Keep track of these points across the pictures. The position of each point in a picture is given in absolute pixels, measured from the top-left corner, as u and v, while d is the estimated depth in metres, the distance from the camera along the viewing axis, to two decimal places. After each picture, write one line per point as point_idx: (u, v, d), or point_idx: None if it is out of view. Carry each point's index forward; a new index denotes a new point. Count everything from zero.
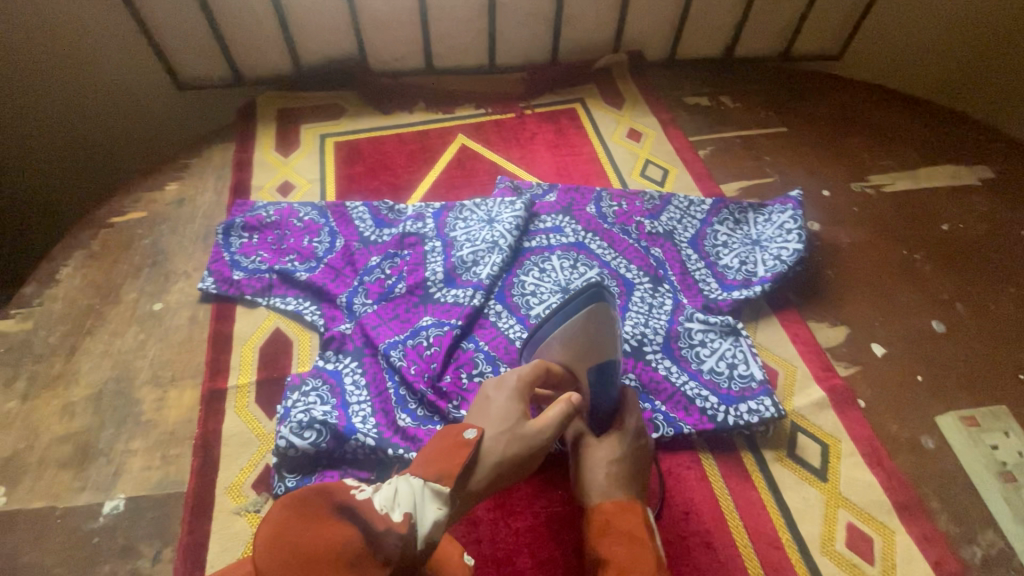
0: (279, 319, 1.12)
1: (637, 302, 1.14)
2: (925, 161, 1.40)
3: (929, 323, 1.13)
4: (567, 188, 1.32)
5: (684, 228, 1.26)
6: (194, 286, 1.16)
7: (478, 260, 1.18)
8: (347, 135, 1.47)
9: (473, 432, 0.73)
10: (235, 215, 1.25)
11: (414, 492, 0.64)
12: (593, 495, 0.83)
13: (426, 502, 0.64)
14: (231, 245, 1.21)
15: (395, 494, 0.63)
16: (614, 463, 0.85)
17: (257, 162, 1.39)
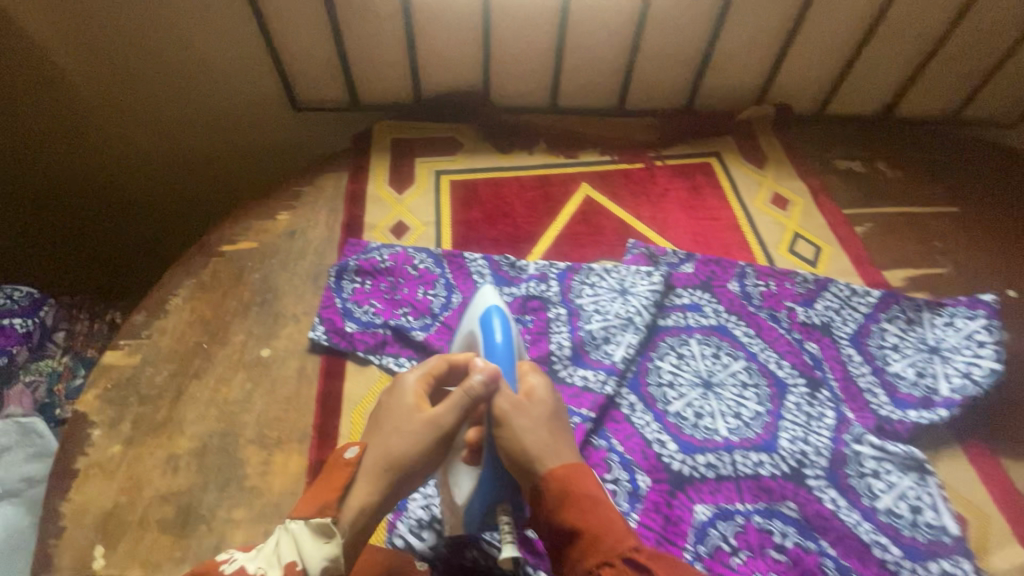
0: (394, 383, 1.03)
1: (793, 410, 0.99)
2: None
3: None
4: (705, 260, 1.19)
5: (844, 321, 1.10)
6: (304, 333, 1.08)
7: (609, 338, 1.06)
8: (464, 173, 1.38)
9: (353, 451, 0.83)
10: (348, 257, 1.19)
11: (285, 540, 0.74)
12: (545, 462, 0.78)
13: (295, 549, 0.73)
14: (343, 289, 1.14)
15: (275, 554, 0.74)
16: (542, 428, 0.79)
17: (371, 196, 1.32)
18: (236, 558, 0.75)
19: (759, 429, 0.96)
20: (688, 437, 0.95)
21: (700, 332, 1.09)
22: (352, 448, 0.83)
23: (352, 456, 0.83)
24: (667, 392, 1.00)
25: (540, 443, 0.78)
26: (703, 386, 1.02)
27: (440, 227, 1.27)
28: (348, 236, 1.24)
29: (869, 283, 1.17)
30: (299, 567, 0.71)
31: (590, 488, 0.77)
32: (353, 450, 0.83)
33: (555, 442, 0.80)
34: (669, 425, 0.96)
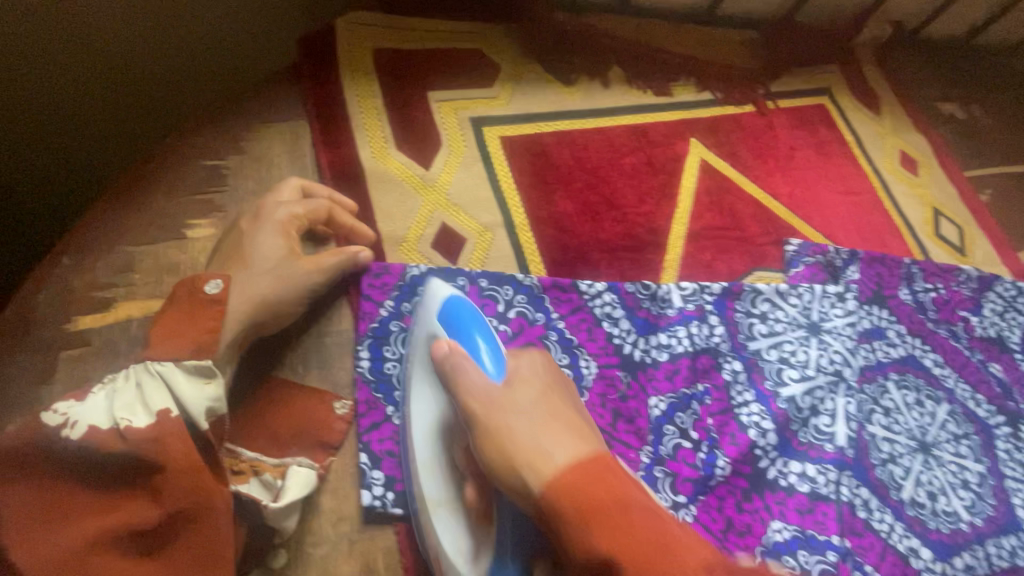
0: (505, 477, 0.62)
1: (1008, 464, 0.80)
2: None
3: None
4: (872, 258, 0.88)
5: (1015, 330, 0.92)
6: (341, 493, 0.57)
7: (817, 406, 0.73)
8: (518, 124, 0.82)
9: (215, 285, 0.54)
10: (381, 312, 0.64)
11: (152, 383, 0.48)
12: (537, 478, 0.46)
13: (168, 392, 0.48)
14: (392, 384, 0.61)
15: (137, 394, 0.47)
16: (523, 448, 0.47)
17: (375, 176, 0.71)
18: (65, 411, 0.45)
19: (992, 500, 0.77)
20: (936, 535, 0.72)
21: (895, 370, 0.82)
22: (214, 280, 0.54)
23: (217, 294, 0.54)
24: (894, 472, 0.74)
25: (536, 439, 0.48)
26: (921, 451, 0.77)
27: (517, 230, 0.74)
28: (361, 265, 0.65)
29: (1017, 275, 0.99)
30: (178, 414, 0.47)
31: (616, 489, 0.44)
32: (217, 283, 0.54)
33: (549, 436, 0.48)
34: (913, 525, 0.71)
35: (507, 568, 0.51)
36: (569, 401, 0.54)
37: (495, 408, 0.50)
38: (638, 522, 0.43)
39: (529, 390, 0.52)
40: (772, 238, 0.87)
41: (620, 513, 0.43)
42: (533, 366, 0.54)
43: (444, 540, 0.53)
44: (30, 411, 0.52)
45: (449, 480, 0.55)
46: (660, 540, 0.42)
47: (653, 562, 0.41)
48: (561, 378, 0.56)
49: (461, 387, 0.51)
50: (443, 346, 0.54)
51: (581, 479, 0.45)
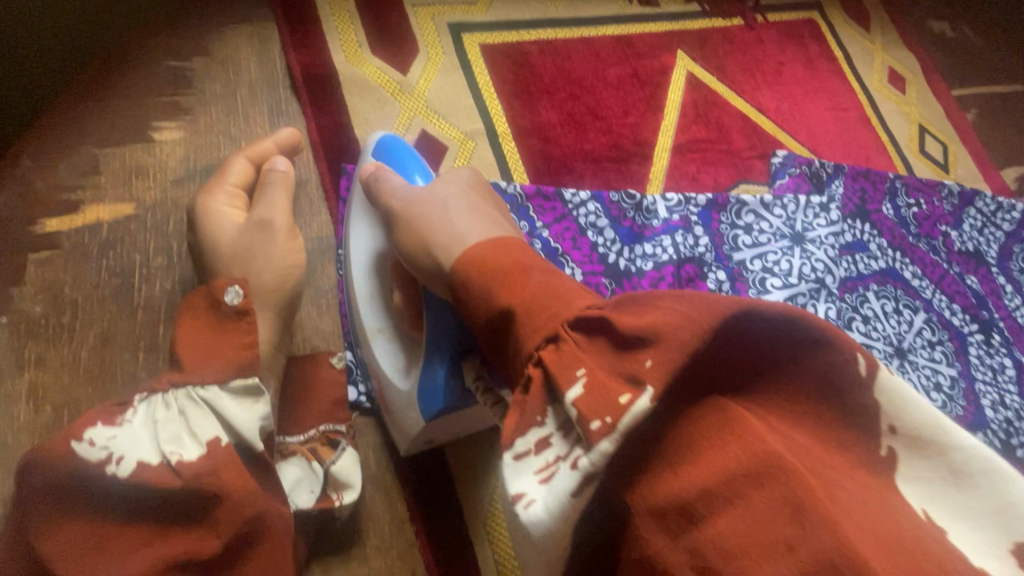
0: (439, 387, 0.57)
1: (979, 367, 0.83)
2: None
3: None
4: (856, 173, 0.88)
5: (992, 244, 0.93)
6: (327, 393, 0.57)
7: (799, 312, 0.74)
8: (499, 31, 0.78)
9: (236, 294, 0.49)
10: None
11: (198, 410, 0.45)
12: (438, 244, 0.47)
13: (216, 418, 0.45)
14: None
15: (183, 422, 0.44)
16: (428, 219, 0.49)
17: (350, 81, 0.68)
18: (106, 442, 0.41)
19: (963, 401, 0.79)
20: None
21: (875, 281, 0.83)
22: (233, 288, 0.49)
23: (239, 303, 0.49)
24: None
25: (448, 224, 0.48)
26: (897, 355, 0.79)
27: (499, 138, 0.72)
28: (339, 171, 0.64)
29: (998, 192, 1.00)
30: (227, 442, 0.44)
31: (520, 249, 0.43)
32: (235, 291, 0.49)
33: (460, 217, 0.48)
34: None
35: (438, 374, 0.50)
36: (497, 207, 0.53)
37: (411, 202, 0.51)
38: (533, 281, 0.39)
39: (451, 188, 0.52)
40: (757, 151, 0.86)
41: (520, 272, 0.39)
42: (459, 175, 0.54)
43: (380, 357, 0.54)
44: (4, 311, 0.51)
45: (387, 308, 0.55)
46: (563, 293, 0.38)
47: (552, 308, 0.37)
48: (494, 194, 0.55)
49: (383, 194, 0.53)
50: (371, 168, 0.56)
51: (486, 249, 0.42)
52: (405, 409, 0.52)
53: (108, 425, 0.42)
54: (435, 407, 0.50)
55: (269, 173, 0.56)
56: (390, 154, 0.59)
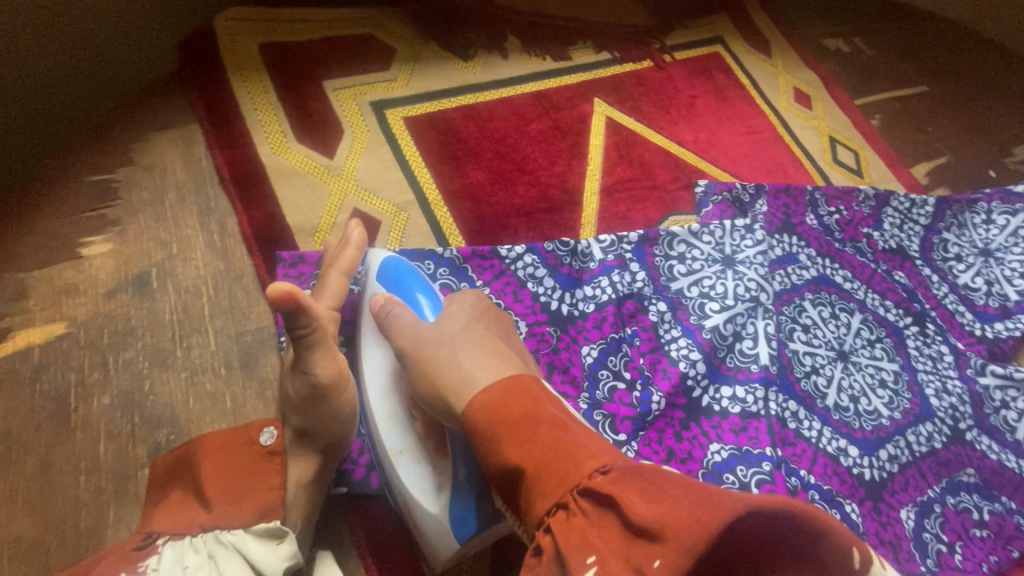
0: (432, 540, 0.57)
1: (919, 358, 0.87)
2: None
3: None
4: (776, 191, 0.93)
5: (913, 239, 0.99)
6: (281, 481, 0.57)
7: (740, 332, 0.77)
8: (421, 103, 0.82)
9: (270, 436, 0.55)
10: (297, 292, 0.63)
11: (227, 553, 0.44)
12: (457, 393, 0.51)
13: (241, 559, 0.44)
14: None
15: (212, 567, 0.43)
16: (445, 359, 0.54)
17: (277, 171, 0.70)
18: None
19: (908, 393, 0.83)
20: (861, 433, 0.78)
21: (810, 290, 0.87)
22: (268, 429, 0.55)
23: (272, 445, 0.54)
24: (818, 382, 0.79)
25: (456, 365, 0.53)
26: (841, 358, 0.83)
27: (431, 206, 0.75)
28: (274, 258, 0.65)
29: (911, 189, 1.07)
30: None
31: (535, 406, 0.48)
32: (270, 431, 0.55)
33: (470, 362, 0.53)
34: (840, 427, 0.77)
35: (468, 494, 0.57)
36: (498, 332, 0.59)
37: (422, 343, 0.57)
38: (541, 435, 0.45)
39: (456, 323, 0.58)
40: (681, 183, 0.91)
41: (528, 425, 0.46)
42: (461, 302, 0.61)
43: (405, 478, 0.57)
44: None
45: (407, 427, 0.59)
46: (565, 451, 0.44)
47: (551, 468, 0.43)
48: (497, 315, 0.62)
49: (398, 329, 0.58)
50: (381, 299, 0.61)
51: (497, 395, 0.49)
52: (437, 534, 0.57)
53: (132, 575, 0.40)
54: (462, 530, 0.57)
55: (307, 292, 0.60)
56: (393, 280, 0.63)
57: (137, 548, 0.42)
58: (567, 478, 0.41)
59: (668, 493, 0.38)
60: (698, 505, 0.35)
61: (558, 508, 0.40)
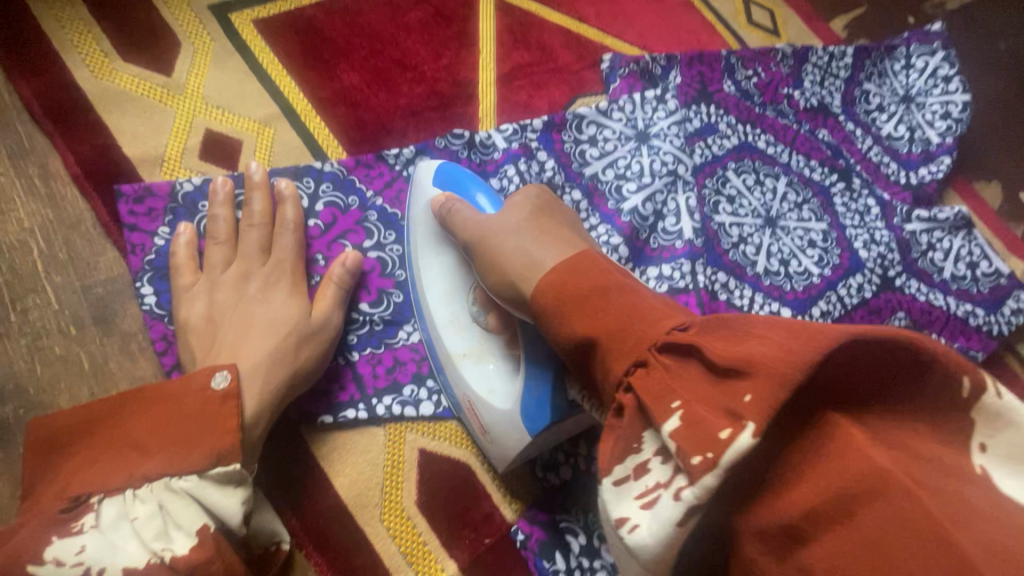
0: (502, 436, 0.54)
1: (846, 214, 0.85)
2: None
3: None
4: (688, 58, 0.86)
5: (835, 95, 0.95)
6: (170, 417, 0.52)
7: (660, 210, 0.74)
8: (272, 2, 0.70)
9: (224, 376, 0.47)
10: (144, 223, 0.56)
11: (179, 500, 0.42)
12: (526, 275, 0.47)
13: (197, 506, 0.42)
14: None
15: (163, 517, 0.41)
16: (519, 247, 0.49)
17: (103, 97, 0.59)
18: (76, 558, 0.37)
19: (838, 249, 0.81)
20: (793, 294, 0.76)
21: (731, 159, 0.83)
22: (221, 372, 0.47)
23: (227, 386, 0.47)
24: (746, 251, 0.77)
25: (519, 250, 0.49)
26: (768, 225, 0.80)
27: (301, 116, 0.66)
28: (113, 195, 0.56)
29: (830, 43, 1.02)
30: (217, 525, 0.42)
31: (612, 276, 0.43)
32: (223, 374, 0.47)
33: (537, 248, 0.49)
34: (772, 291, 0.75)
35: (541, 387, 0.50)
36: (566, 221, 0.54)
37: (487, 236, 0.52)
38: (614, 303, 0.41)
39: (520, 214, 0.53)
40: (586, 62, 0.83)
41: (601, 296, 0.42)
42: (526, 194, 0.55)
43: (472, 379, 0.55)
44: None
45: (472, 330, 0.56)
46: (642, 316, 0.40)
47: (632, 333, 0.39)
48: (562, 207, 0.56)
49: (461, 227, 0.55)
50: (439, 200, 0.57)
51: (565, 271, 0.44)
52: (507, 429, 0.52)
53: (67, 537, 0.38)
54: (537, 424, 0.51)
55: (251, 226, 0.56)
56: (447, 180, 0.59)
57: (67, 509, 0.39)
58: (647, 340, 0.38)
59: (762, 337, 0.35)
60: (793, 341, 0.33)
61: (638, 367, 0.37)
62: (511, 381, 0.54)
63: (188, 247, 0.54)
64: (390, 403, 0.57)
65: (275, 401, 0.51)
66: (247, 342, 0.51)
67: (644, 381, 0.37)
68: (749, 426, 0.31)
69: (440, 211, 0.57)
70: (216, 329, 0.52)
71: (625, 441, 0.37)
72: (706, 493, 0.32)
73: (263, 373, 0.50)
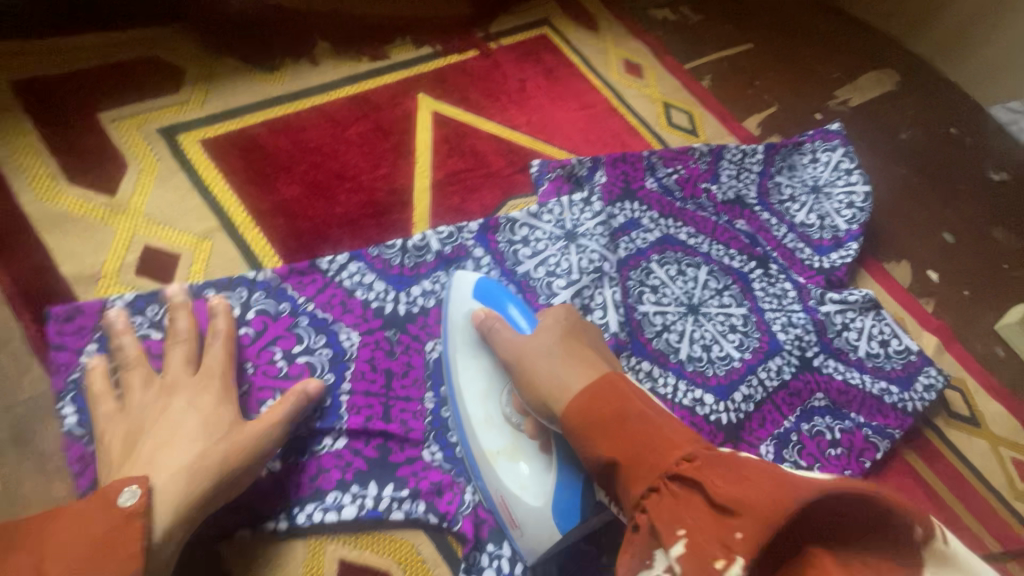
0: (527, 531, 0.57)
1: (764, 298, 0.91)
2: (864, 66, 1.37)
3: (942, 235, 1.14)
4: (612, 159, 0.95)
5: (751, 187, 1.04)
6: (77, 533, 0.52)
7: (588, 304, 0.79)
8: (220, 123, 0.76)
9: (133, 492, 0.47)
10: (72, 341, 0.58)
11: None
12: (562, 397, 0.56)
13: None
14: None
15: None
16: (558, 371, 0.58)
17: (46, 219, 0.63)
18: None
19: (757, 333, 0.87)
20: (715, 379, 0.80)
21: (655, 252, 0.89)
22: (129, 488, 0.47)
23: (134, 503, 0.47)
24: (670, 339, 0.81)
25: (554, 375, 0.58)
26: (690, 312, 0.85)
27: (239, 229, 0.70)
28: (45, 314, 0.58)
29: (744, 141, 1.13)
30: None
31: (630, 403, 0.53)
32: (132, 490, 0.47)
33: (570, 375, 0.58)
34: (695, 377, 0.80)
35: (573, 488, 0.58)
36: (590, 346, 0.62)
37: (527, 358, 0.60)
38: (632, 430, 0.51)
39: (553, 339, 0.61)
40: (517, 166, 0.90)
41: (619, 423, 0.52)
42: (557, 317, 0.63)
43: (505, 478, 0.58)
44: None
45: (504, 429, 0.61)
46: (658, 442, 0.49)
47: (645, 461, 0.48)
48: (586, 326, 0.64)
49: (503, 345, 0.62)
50: (481, 315, 0.63)
51: (590, 397, 0.55)
52: (539, 527, 0.57)
53: None
54: (569, 524, 0.57)
55: (175, 340, 0.58)
56: (487, 298, 0.65)
57: None
58: (658, 468, 0.47)
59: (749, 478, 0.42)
60: (778, 489, 0.39)
61: (651, 493, 0.46)
62: (545, 478, 0.58)
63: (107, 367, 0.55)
64: (311, 511, 0.57)
65: (191, 518, 0.50)
66: (165, 456, 0.51)
67: (658, 507, 0.44)
68: (739, 559, 0.37)
69: (482, 323, 0.63)
70: (133, 447, 0.52)
71: (639, 555, 0.42)
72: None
73: (177, 490, 0.49)
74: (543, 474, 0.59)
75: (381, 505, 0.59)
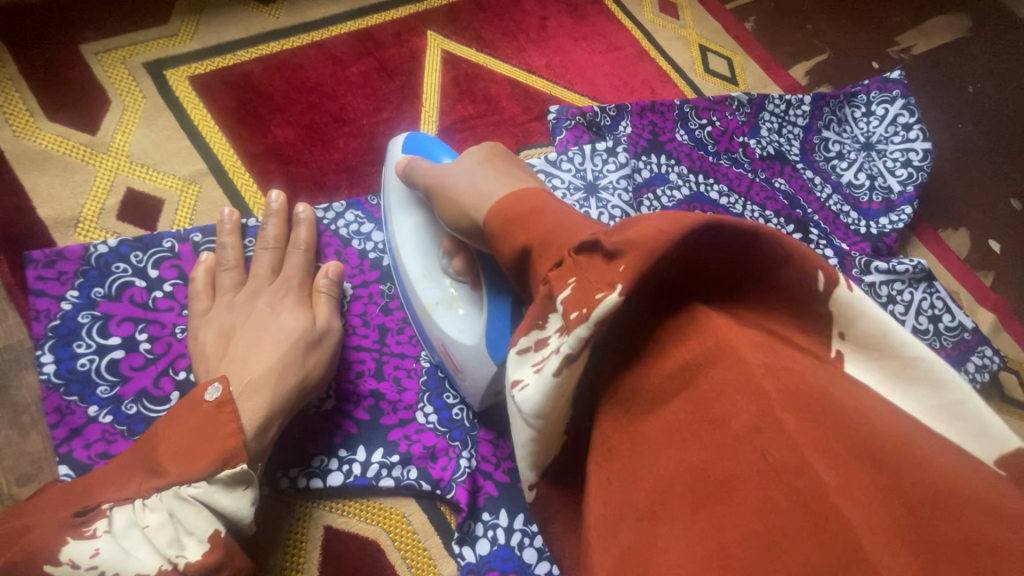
0: (474, 376, 0.53)
1: None
2: (932, 9, 1.21)
3: (1009, 202, 1.02)
4: (639, 107, 0.86)
5: (793, 143, 0.94)
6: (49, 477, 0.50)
7: None
8: (211, 58, 0.70)
9: (216, 389, 0.46)
10: (48, 286, 0.54)
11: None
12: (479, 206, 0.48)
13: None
14: (81, 359, 0.53)
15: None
16: (482, 182, 0.51)
17: (25, 159, 0.60)
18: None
19: None
20: None
21: (682, 211, 0.81)
22: (213, 385, 0.46)
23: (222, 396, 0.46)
24: None
25: (477, 188, 0.50)
26: None
27: (229, 173, 0.65)
28: (23, 260, 0.55)
29: (789, 91, 1.02)
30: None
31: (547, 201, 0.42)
32: (216, 386, 0.46)
33: (489, 183, 0.50)
34: None
35: (501, 313, 0.51)
36: (520, 170, 0.56)
37: (446, 186, 0.54)
38: (546, 223, 0.38)
39: (472, 162, 0.55)
40: (533, 114, 0.83)
41: (534, 216, 0.40)
42: (480, 148, 0.57)
43: (443, 324, 0.54)
44: None
45: (441, 279, 0.57)
46: (569, 225, 0.37)
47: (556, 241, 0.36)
48: (514, 159, 0.58)
49: (422, 175, 0.56)
50: (404, 161, 0.59)
51: (506, 201, 0.44)
52: (478, 364, 0.52)
53: None
54: (501, 353, 0.51)
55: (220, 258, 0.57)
56: (415, 147, 0.61)
57: None
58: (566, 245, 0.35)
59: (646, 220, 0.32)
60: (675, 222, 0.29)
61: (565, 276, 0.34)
62: (480, 319, 0.53)
63: (207, 274, 0.57)
64: (297, 476, 0.54)
65: (276, 419, 0.49)
66: (251, 358, 0.50)
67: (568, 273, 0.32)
68: (619, 287, 0.29)
69: (405, 175, 0.58)
70: None
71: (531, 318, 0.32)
72: (581, 344, 0.29)
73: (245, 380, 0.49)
74: (478, 315, 0.54)
75: (370, 472, 0.55)
